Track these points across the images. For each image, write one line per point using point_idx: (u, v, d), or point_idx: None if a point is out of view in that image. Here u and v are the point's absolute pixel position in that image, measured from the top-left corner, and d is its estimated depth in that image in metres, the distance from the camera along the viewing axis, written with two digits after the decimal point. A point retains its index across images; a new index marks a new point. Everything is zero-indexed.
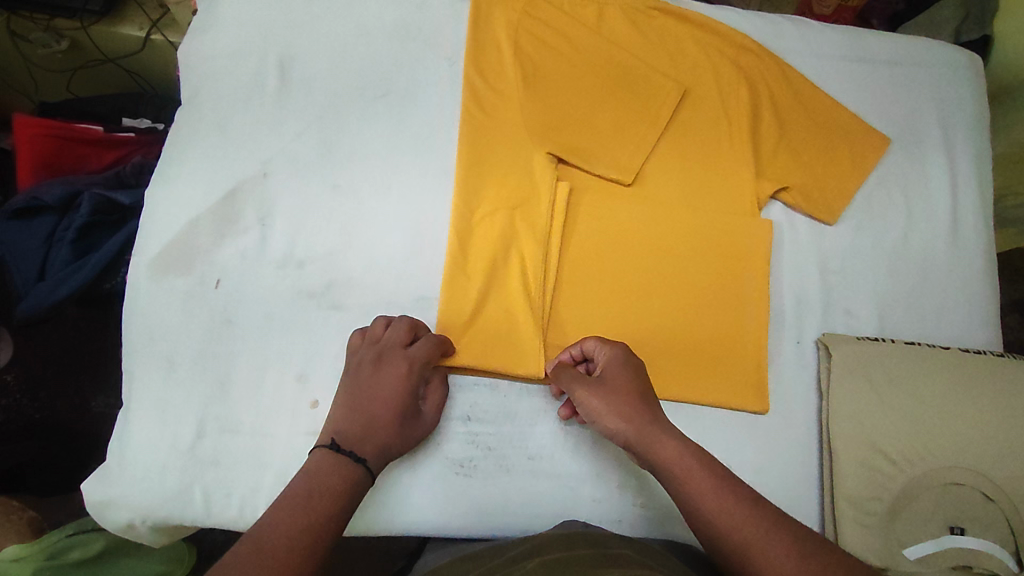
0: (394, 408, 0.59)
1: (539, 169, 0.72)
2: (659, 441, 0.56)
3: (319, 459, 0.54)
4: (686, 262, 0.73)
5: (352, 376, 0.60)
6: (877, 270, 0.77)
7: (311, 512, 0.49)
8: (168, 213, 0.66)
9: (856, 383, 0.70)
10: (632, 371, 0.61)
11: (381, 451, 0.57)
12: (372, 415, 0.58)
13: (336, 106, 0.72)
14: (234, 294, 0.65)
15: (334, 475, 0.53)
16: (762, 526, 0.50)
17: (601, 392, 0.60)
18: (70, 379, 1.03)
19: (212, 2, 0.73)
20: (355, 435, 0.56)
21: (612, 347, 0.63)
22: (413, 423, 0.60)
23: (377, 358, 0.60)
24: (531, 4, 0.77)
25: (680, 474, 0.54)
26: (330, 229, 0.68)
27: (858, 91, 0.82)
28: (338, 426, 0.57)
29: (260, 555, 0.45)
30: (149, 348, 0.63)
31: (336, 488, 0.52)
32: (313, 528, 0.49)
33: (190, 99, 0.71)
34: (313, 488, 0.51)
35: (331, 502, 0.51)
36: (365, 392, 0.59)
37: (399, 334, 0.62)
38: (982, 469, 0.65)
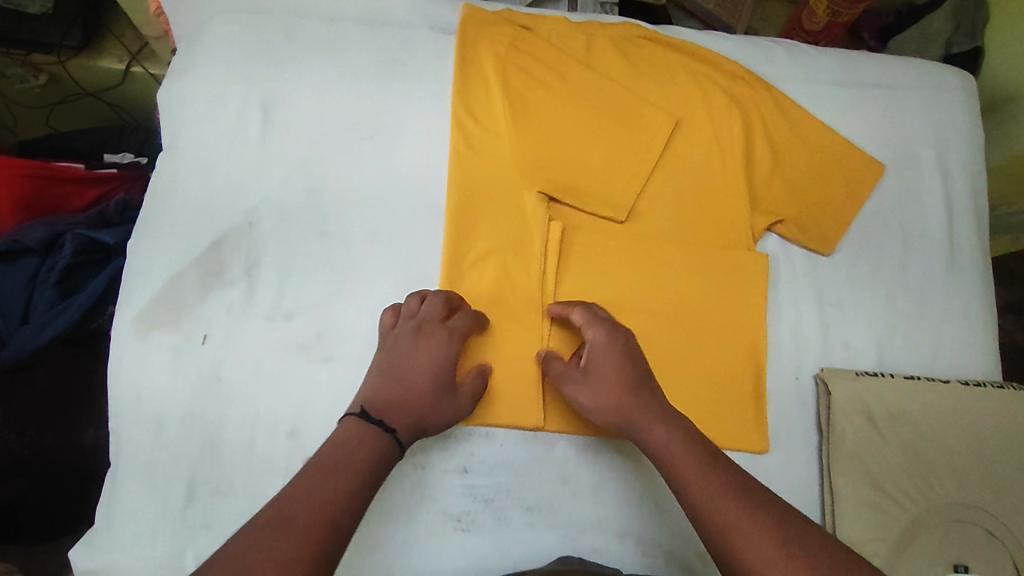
0: (432, 382, 0.60)
1: (531, 210, 0.71)
2: (649, 429, 0.58)
3: (350, 426, 0.55)
4: (682, 302, 0.72)
5: (390, 348, 0.62)
6: (875, 300, 0.76)
7: (336, 483, 0.50)
8: (152, 268, 0.65)
9: (857, 421, 0.69)
10: (617, 355, 0.63)
11: (412, 423, 0.58)
12: (408, 386, 0.59)
13: (322, 150, 0.70)
14: (222, 349, 0.64)
15: (361, 444, 0.54)
16: (741, 511, 0.51)
17: (586, 382, 0.63)
18: (55, 415, 0.91)
19: (192, 49, 0.72)
20: (389, 404, 0.58)
21: (596, 331, 0.64)
22: (448, 399, 0.61)
23: (417, 329, 0.62)
24: (518, 38, 0.76)
25: (674, 459, 0.56)
26: (320, 277, 0.67)
27: (852, 117, 0.81)
28: (369, 395, 0.59)
29: (285, 527, 0.46)
30: (136, 408, 0.62)
31: (362, 457, 0.53)
32: (335, 499, 0.49)
33: (171, 147, 0.70)
34: (341, 456, 0.52)
35: (359, 470, 0.52)
36: (401, 362, 0.60)
37: (437, 305, 0.64)
38: (983, 506, 0.66)
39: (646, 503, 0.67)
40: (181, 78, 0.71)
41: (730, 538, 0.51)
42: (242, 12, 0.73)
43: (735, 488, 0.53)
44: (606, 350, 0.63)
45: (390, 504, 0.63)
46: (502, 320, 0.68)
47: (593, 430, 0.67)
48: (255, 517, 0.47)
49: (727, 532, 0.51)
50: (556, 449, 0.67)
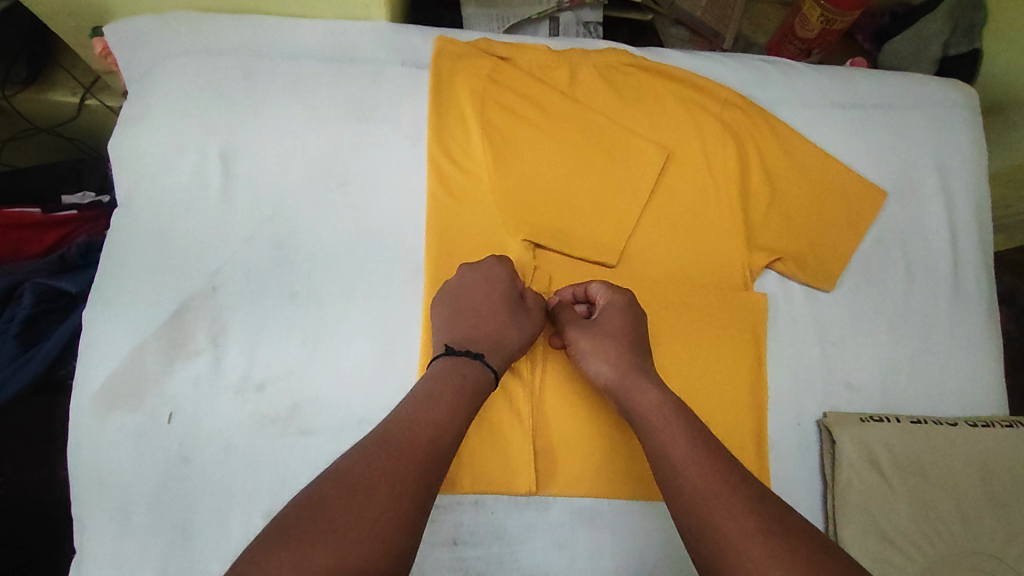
0: (499, 302, 0.60)
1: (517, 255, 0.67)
2: (640, 393, 0.57)
3: (443, 364, 0.56)
4: (677, 342, 0.68)
5: (451, 289, 0.62)
6: (878, 337, 0.73)
7: (434, 409, 0.52)
8: (110, 341, 0.60)
9: (862, 469, 0.66)
10: (632, 319, 0.62)
11: (495, 345, 0.59)
12: (479, 317, 0.60)
13: (289, 202, 0.65)
14: (190, 427, 0.60)
15: (452, 374, 0.55)
16: (722, 483, 0.49)
17: (593, 330, 0.61)
18: (37, 451, 0.96)
19: (144, 96, 0.67)
20: (467, 338, 0.59)
21: (617, 293, 0.63)
22: (519, 315, 0.61)
23: (471, 269, 0.62)
24: (496, 70, 0.71)
25: (656, 424, 0.54)
26: (292, 342, 0.62)
27: (851, 141, 0.77)
28: (449, 335, 0.59)
29: (386, 448, 0.48)
30: (99, 495, 0.58)
31: (454, 385, 0.54)
32: (437, 424, 0.51)
33: (125, 206, 0.64)
34: (433, 386, 0.54)
35: (454, 396, 0.54)
36: (467, 298, 0.61)
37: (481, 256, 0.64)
38: (994, 550, 0.63)
39: (647, 568, 0.63)
40: (131, 128, 0.66)
41: (705, 513, 0.47)
42: (197, 53, 0.67)
43: (719, 464, 0.50)
44: (614, 312, 0.62)
45: None
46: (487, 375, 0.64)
47: (591, 492, 0.63)
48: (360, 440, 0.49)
49: (704, 504, 0.48)
50: (551, 513, 0.63)
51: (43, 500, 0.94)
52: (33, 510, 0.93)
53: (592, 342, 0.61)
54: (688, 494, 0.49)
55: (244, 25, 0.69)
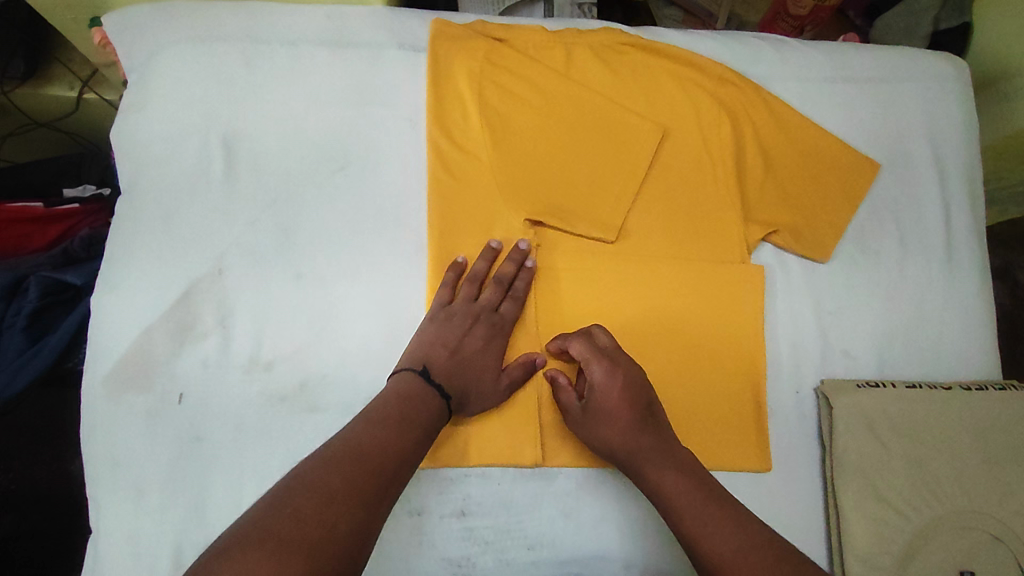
0: (484, 364, 0.63)
1: (509, 280, 0.65)
2: (651, 477, 0.59)
3: (407, 383, 0.58)
4: (675, 315, 0.70)
5: (444, 322, 0.62)
6: (874, 306, 0.74)
7: (403, 441, 0.53)
8: (119, 325, 0.61)
9: (859, 435, 0.68)
10: (623, 402, 0.61)
11: (459, 393, 0.61)
12: (460, 359, 0.61)
13: (291, 186, 0.66)
14: (200, 407, 0.61)
15: (417, 404, 0.56)
16: (715, 515, 0.54)
17: (586, 420, 0.62)
18: (44, 448, 0.97)
19: (144, 84, 0.67)
20: (443, 373, 0.60)
21: (598, 371, 0.61)
22: (490, 379, 0.63)
23: (473, 318, 0.63)
24: (493, 51, 0.71)
25: (676, 506, 0.56)
26: (299, 323, 0.63)
27: (843, 115, 0.78)
28: (425, 359, 0.60)
29: (359, 464, 0.49)
30: (115, 475, 0.59)
31: (419, 418, 0.56)
32: (401, 449, 0.53)
33: (130, 192, 0.65)
34: (404, 412, 0.55)
35: (417, 429, 0.55)
36: (455, 339, 0.62)
37: (483, 265, 0.65)
38: (986, 509, 0.65)
39: (649, 532, 0.64)
40: (133, 115, 0.67)
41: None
42: (195, 40, 0.68)
43: (738, 529, 0.53)
44: (609, 391, 0.61)
45: (386, 552, 0.61)
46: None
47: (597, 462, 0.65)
48: (329, 448, 0.50)
49: (702, 540, 0.53)
50: (557, 484, 0.64)
51: (49, 496, 0.95)
52: (40, 505, 0.94)
53: (589, 431, 0.62)
54: (685, 531, 0.55)
55: (243, 11, 0.70)
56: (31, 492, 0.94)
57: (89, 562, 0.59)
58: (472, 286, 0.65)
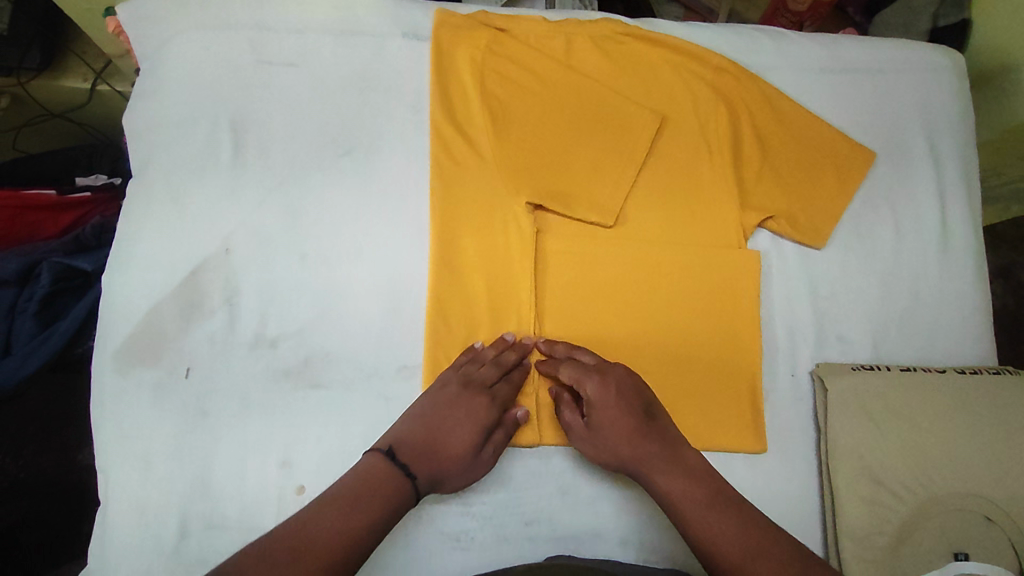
0: (462, 445, 0.59)
1: (511, 365, 0.65)
2: (654, 478, 0.59)
3: (372, 463, 0.56)
4: (671, 300, 0.71)
5: (436, 398, 0.61)
6: (869, 291, 0.75)
7: (355, 520, 0.51)
8: (129, 301, 0.63)
9: (853, 417, 0.69)
10: (620, 410, 0.61)
11: (433, 474, 0.58)
12: (440, 438, 0.59)
13: (297, 169, 0.68)
14: (207, 381, 0.62)
15: (383, 484, 0.54)
16: (712, 505, 0.55)
17: (590, 436, 0.62)
18: (51, 436, 0.98)
19: (156, 70, 0.70)
20: (414, 450, 0.58)
21: (593, 387, 0.62)
22: (473, 460, 0.61)
23: (465, 392, 0.61)
24: (495, 41, 0.73)
25: (678, 504, 0.57)
26: (303, 302, 0.65)
27: (839, 105, 0.80)
28: (403, 438, 0.58)
29: (302, 549, 0.47)
30: (122, 446, 0.61)
31: (382, 495, 0.54)
32: (354, 531, 0.50)
33: (141, 174, 0.67)
34: (359, 491, 0.53)
35: (377, 508, 0.53)
36: (444, 416, 0.60)
37: (490, 351, 0.65)
38: (981, 491, 0.64)
39: (644, 509, 0.65)
40: (145, 100, 0.69)
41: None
42: (206, 28, 0.70)
43: (743, 527, 0.54)
44: (604, 405, 0.61)
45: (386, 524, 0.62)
46: (474, 322, 0.67)
47: None
48: (275, 533, 0.49)
49: (699, 526, 0.55)
50: (556, 462, 0.65)
51: (58, 483, 0.96)
52: (50, 491, 0.95)
53: (601, 437, 0.62)
54: (689, 531, 0.55)
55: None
56: (41, 478, 0.95)
57: (97, 530, 0.60)
58: (473, 363, 0.63)
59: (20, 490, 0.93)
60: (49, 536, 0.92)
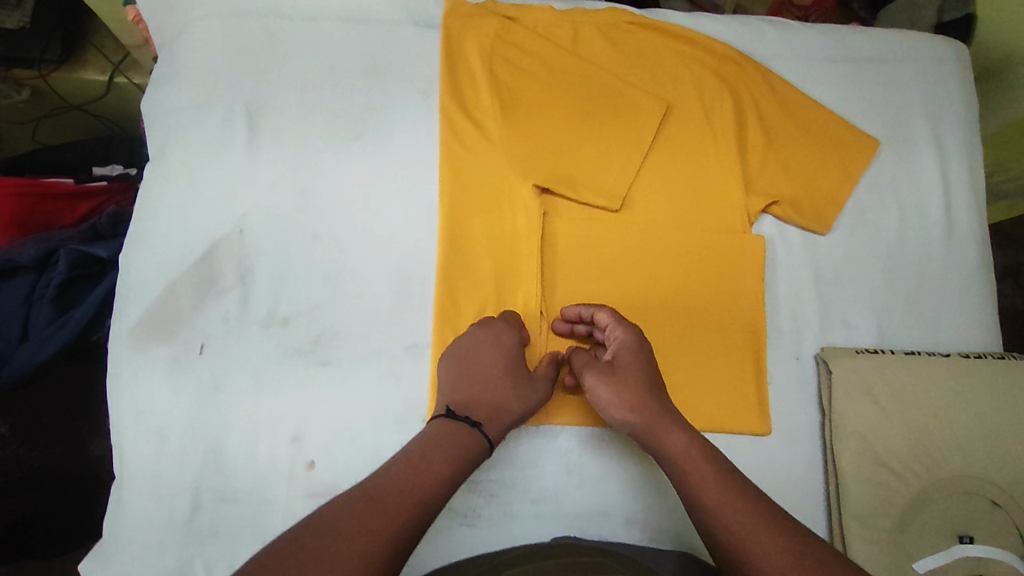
0: (508, 376, 0.60)
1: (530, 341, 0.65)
2: (665, 439, 0.57)
3: (440, 424, 0.55)
4: (677, 282, 0.72)
5: (470, 343, 0.61)
6: (873, 277, 0.75)
7: (420, 479, 0.50)
8: (145, 280, 0.65)
9: (859, 400, 0.69)
10: (647, 357, 0.62)
11: (494, 413, 0.57)
12: (480, 383, 0.59)
13: (310, 152, 0.69)
14: (221, 358, 0.64)
15: (449, 441, 0.53)
16: (713, 472, 0.54)
17: (611, 376, 0.60)
18: (64, 425, 0.95)
19: (174, 58, 0.72)
20: (471, 395, 0.58)
21: (626, 330, 0.63)
22: (523, 386, 0.60)
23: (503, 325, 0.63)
24: (504, 29, 0.75)
25: (685, 472, 0.55)
26: (315, 281, 0.66)
27: (843, 94, 0.81)
28: (453, 393, 0.58)
29: (374, 504, 0.47)
30: (138, 420, 0.62)
31: (451, 451, 0.53)
32: (426, 487, 0.50)
33: (158, 158, 0.69)
34: (425, 448, 0.52)
35: (446, 462, 0.52)
36: (486, 354, 0.60)
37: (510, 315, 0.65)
38: (987, 475, 0.65)
39: (649, 489, 0.66)
40: (163, 87, 0.71)
41: (743, 551, 0.50)
42: (223, 17, 0.72)
43: (748, 499, 0.52)
44: (635, 350, 0.62)
45: None
46: (482, 300, 0.67)
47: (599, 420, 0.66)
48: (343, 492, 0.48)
49: (698, 491, 0.54)
50: (561, 440, 0.66)
51: (72, 474, 0.94)
52: (63, 484, 0.93)
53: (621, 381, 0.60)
54: (693, 498, 0.54)
55: None
56: (54, 471, 0.93)
57: (113, 503, 0.61)
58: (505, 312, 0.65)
59: (34, 480, 0.92)
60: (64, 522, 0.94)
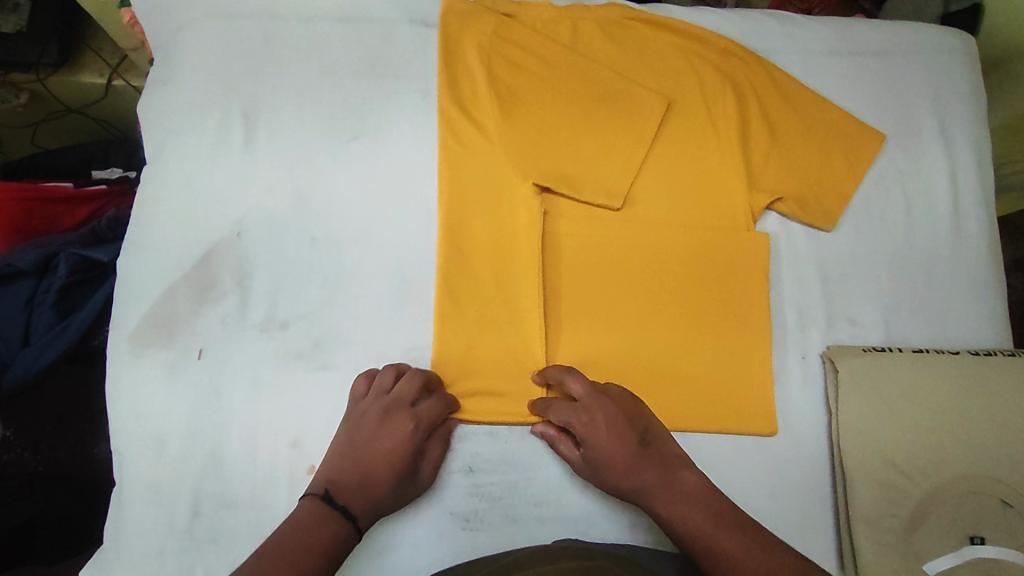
0: (392, 471, 0.58)
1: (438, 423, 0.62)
2: (662, 502, 0.57)
3: (308, 510, 0.54)
4: (680, 283, 0.70)
5: (361, 423, 0.59)
6: (879, 273, 0.74)
7: (303, 565, 0.50)
8: (143, 284, 0.65)
9: (867, 402, 0.67)
10: (613, 443, 0.59)
11: (372, 506, 0.57)
12: (370, 472, 0.57)
13: (306, 154, 0.69)
14: (219, 363, 0.63)
15: (320, 530, 0.53)
16: (709, 520, 0.55)
17: (591, 471, 0.61)
18: (68, 429, 0.99)
19: (170, 60, 0.71)
20: (351, 488, 0.56)
21: (580, 427, 0.60)
22: (408, 485, 0.59)
23: (386, 411, 0.59)
24: (502, 26, 0.74)
25: (686, 524, 0.56)
26: (312, 286, 0.66)
27: (848, 87, 0.79)
28: (333, 476, 0.57)
29: None
30: (137, 427, 0.62)
31: (323, 540, 0.52)
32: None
33: (155, 160, 0.69)
34: (304, 538, 0.52)
35: (318, 555, 0.51)
36: (374, 439, 0.58)
37: (410, 388, 0.61)
38: (996, 474, 0.63)
39: None
40: (160, 89, 0.71)
41: None
42: (218, 18, 0.72)
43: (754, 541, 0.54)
44: (597, 439, 0.59)
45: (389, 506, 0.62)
46: (483, 301, 0.67)
47: None
48: None
49: (701, 540, 0.55)
50: None
51: (77, 477, 0.97)
52: (69, 488, 0.96)
53: (596, 477, 0.60)
54: (700, 549, 0.54)
55: None
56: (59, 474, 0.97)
57: (112, 511, 0.61)
58: (409, 386, 0.61)
59: (39, 484, 0.96)
60: (66, 527, 0.92)
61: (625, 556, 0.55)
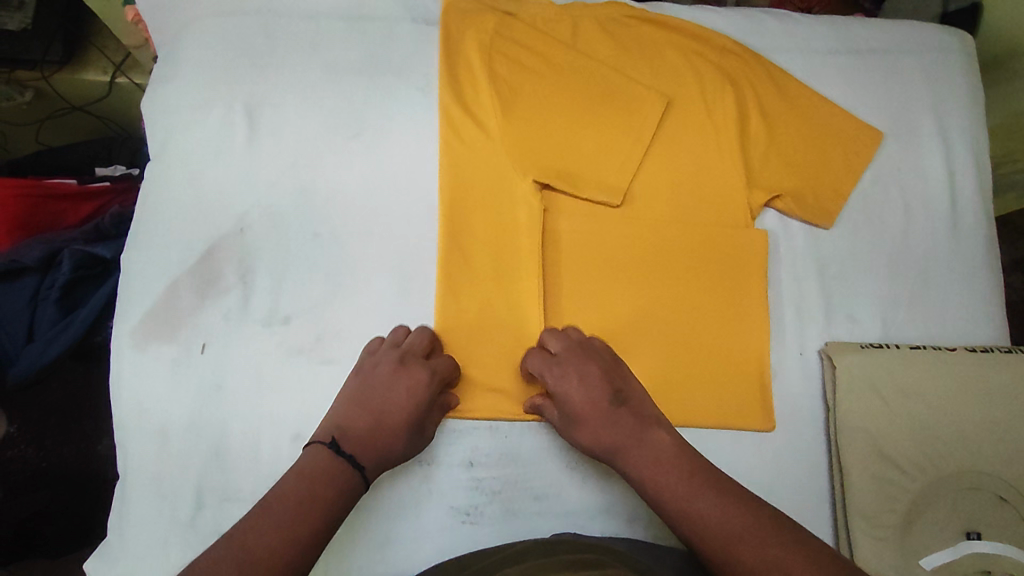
0: (403, 418, 0.59)
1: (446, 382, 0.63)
2: (633, 460, 0.58)
3: (317, 458, 0.54)
4: (679, 279, 0.71)
5: (372, 372, 0.61)
6: (877, 271, 0.75)
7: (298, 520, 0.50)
8: (147, 279, 0.65)
9: (866, 398, 0.68)
10: (588, 393, 0.61)
11: (379, 458, 0.57)
12: (381, 419, 0.58)
13: (308, 150, 0.69)
14: (222, 357, 0.64)
15: (325, 480, 0.53)
16: (682, 480, 0.55)
17: (568, 426, 0.62)
18: (73, 425, 0.94)
19: (174, 57, 0.72)
20: (360, 435, 0.57)
21: (555, 378, 0.62)
22: (415, 437, 0.60)
23: (400, 362, 0.61)
24: (503, 25, 0.75)
25: (660, 482, 0.55)
26: (314, 281, 0.66)
27: (846, 86, 0.80)
28: (343, 424, 0.58)
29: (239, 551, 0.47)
30: (141, 420, 0.62)
31: (328, 496, 0.52)
32: (299, 535, 0.49)
33: (159, 156, 0.70)
34: (308, 491, 0.52)
35: (323, 504, 0.52)
36: (384, 387, 0.60)
37: (418, 342, 0.63)
38: (993, 470, 0.64)
39: None
40: (164, 86, 0.71)
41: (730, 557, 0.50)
42: (222, 16, 0.73)
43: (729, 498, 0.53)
44: (570, 391, 0.61)
45: (388, 500, 0.63)
46: (483, 296, 0.67)
47: None
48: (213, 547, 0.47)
49: (673, 498, 0.54)
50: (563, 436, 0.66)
51: (80, 473, 0.94)
52: (73, 483, 0.93)
53: (571, 434, 0.61)
54: (671, 508, 0.54)
55: None
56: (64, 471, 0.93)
57: (116, 503, 0.62)
58: (420, 341, 0.63)
59: (43, 480, 0.92)
60: (70, 522, 0.94)
61: (622, 549, 0.56)
